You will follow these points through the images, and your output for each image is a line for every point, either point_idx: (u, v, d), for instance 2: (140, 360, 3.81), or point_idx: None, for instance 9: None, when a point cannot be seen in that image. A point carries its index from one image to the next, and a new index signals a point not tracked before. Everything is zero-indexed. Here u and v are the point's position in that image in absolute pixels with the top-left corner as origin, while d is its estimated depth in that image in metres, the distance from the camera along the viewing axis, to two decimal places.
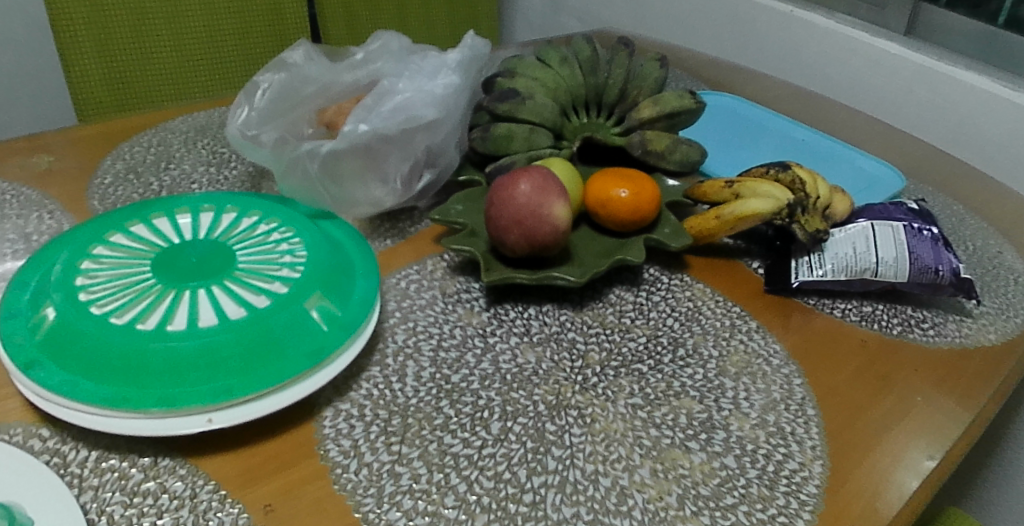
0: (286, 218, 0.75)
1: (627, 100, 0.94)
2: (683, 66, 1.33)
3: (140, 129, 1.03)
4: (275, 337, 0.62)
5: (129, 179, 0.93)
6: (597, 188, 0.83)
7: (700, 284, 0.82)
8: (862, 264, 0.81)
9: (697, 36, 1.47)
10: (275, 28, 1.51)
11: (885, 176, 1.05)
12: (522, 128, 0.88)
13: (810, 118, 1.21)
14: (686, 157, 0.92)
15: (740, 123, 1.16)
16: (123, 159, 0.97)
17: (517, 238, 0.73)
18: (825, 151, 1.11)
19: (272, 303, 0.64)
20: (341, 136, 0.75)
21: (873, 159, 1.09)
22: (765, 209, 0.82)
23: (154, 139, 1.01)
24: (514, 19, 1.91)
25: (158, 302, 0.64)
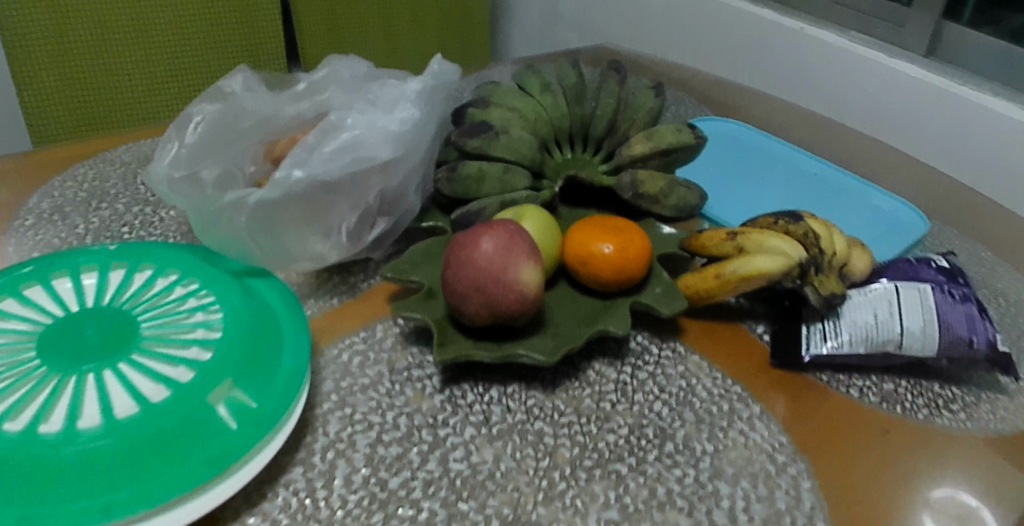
0: (207, 278, 0.65)
1: (618, 134, 0.83)
2: (684, 87, 1.21)
3: (78, 160, 0.92)
4: (169, 442, 0.52)
5: (54, 219, 0.82)
6: (578, 241, 0.71)
7: (695, 357, 0.71)
8: (885, 335, 0.69)
9: (704, 54, 1.35)
10: (250, 37, 1.39)
11: (903, 217, 0.93)
12: (494, 167, 0.77)
13: (823, 148, 1.09)
14: (683, 201, 0.81)
15: (745, 155, 1.05)
16: (52, 196, 0.86)
17: (477, 308, 0.62)
18: (836, 187, 0.99)
19: (170, 397, 0.54)
20: (273, 184, 0.64)
21: (890, 196, 0.97)
22: (774, 268, 0.70)
23: (90, 172, 0.90)
24: (507, 27, 1.80)
25: (36, 394, 0.54)
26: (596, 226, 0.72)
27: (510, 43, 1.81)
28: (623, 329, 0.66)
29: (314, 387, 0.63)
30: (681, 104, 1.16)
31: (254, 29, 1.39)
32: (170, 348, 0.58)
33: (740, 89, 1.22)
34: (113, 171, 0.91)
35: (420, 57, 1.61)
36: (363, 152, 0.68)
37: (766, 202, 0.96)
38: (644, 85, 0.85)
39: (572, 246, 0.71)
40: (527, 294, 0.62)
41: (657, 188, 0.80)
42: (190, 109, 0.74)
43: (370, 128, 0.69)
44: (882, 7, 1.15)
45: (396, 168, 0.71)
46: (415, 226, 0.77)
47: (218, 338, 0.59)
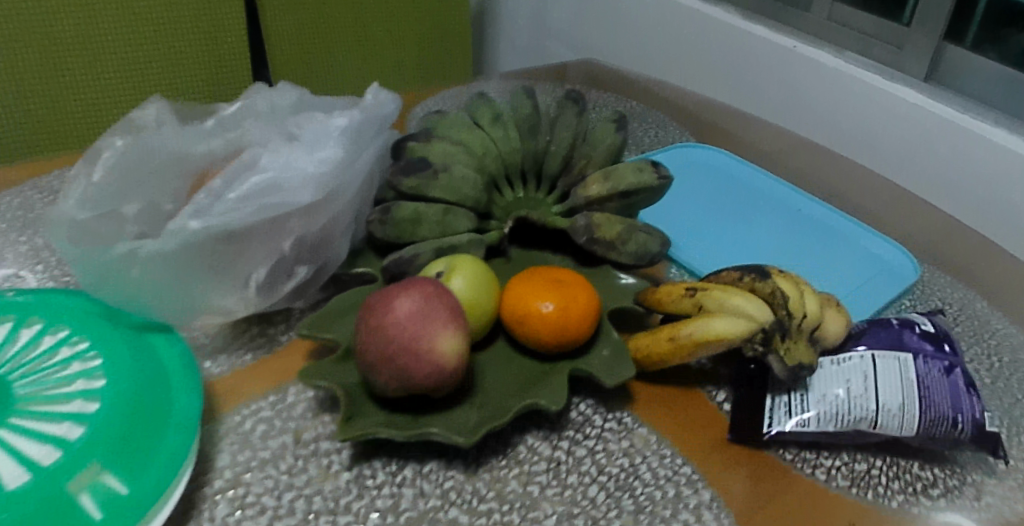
0: (99, 337, 0.59)
1: (573, 172, 0.76)
2: (667, 108, 1.14)
3: (8, 185, 0.86)
4: None
5: None
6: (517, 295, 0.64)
7: (642, 430, 0.63)
8: (858, 412, 0.61)
9: (694, 73, 1.27)
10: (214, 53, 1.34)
11: (898, 267, 0.84)
12: (432, 209, 0.70)
13: (811, 180, 1.01)
14: (644, 247, 0.74)
15: (726, 187, 0.97)
16: None
17: (388, 379, 0.55)
18: (826, 228, 0.90)
19: (29, 485, 0.49)
20: (167, 235, 0.57)
21: (886, 241, 0.88)
22: (736, 332, 0.62)
23: (14, 201, 0.84)
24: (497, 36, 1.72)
25: None
26: (540, 279, 0.65)
27: (500, 54, 1.73)
28: (559, 405, 0.58)
29: (208, 462, 0.57)
30: (663, 127, 1.08)
31: (219, 34, 1.33)
32: (43, 423, 0.52)
33: (729, 112, 1.13)
34: (38, 199, 0.84)
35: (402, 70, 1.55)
36: (275, 197, 0.61)
37: (746, 245, 0.88)
38: (606, 118, 0.78)
39: (512, 301, 0.64)
40: (445, 364, 0.55)
41: (614, 234, 0.72)
42: (102, 141, 0.67)
43: (289, 169, 0.63)
44: (882, 28, 1.07)
45: (315, 213, 0.64)
46: (345, 272, 0.70)
47: (97, 411, 0.53)
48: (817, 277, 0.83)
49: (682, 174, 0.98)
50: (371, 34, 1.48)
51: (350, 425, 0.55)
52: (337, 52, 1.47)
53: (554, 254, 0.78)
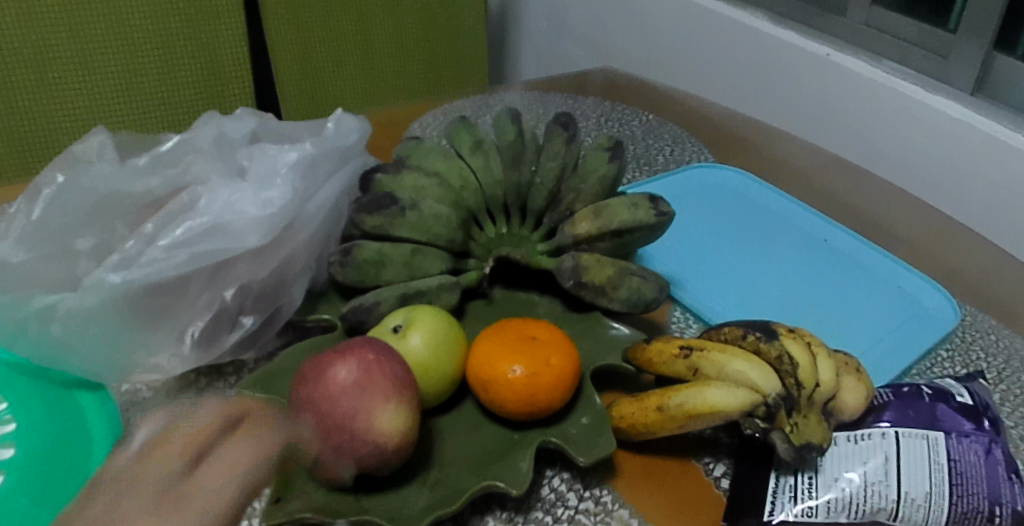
0: (19, 399, 0.53)
1: (561, 207, 0.68)
2: (686, 122, 1.04)
3: None
4: None
5: None
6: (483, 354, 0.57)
7: (623, 511, 0.55)
8: (875, 502, 0.52)
9: (721, 84, 1.16)
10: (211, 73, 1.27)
11: (933, 309, 0.74)
12: (399, 249, 0.62)
13: (843, 204, 0.90)
14: (637, 293, 0.65)
15: (744, 215, 0.86)
16: None
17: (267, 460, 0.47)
18: (852, 262, 0.80)
19: None
20: (86, 289, 0.54)
21: (920, 279, 0.77)
22: (733, 404, 0.54)
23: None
24: (516, 39, 1.64)
25: None
26: (511, 335, 0.58)
27: (522, 61, 1.65)
28: (521, 491, 0.51)
29: None
30: (680, 143, 0.99)
31: (214, 56, 1.26)
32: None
33: (757, 125, 1.03)
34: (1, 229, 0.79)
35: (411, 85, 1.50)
36: (215, 241, 0.57)
37: (759, 279, 0.78)
38: (599, 146, 0.71)
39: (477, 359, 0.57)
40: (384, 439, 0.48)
41: (604, 278, 0.64)
42: (42, 178, 0.61)
43: (231, 211, 0.57)
44: (927, 36, 0.96)
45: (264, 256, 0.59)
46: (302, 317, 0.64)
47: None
48: (848, 323, 0.73)
49: (694, 200, 0.88)
50: (379, 48, 1.44)
51: (278, 509, 0.49)
52: (343, 65, 1.42)
53: (541, 295, 0.70)
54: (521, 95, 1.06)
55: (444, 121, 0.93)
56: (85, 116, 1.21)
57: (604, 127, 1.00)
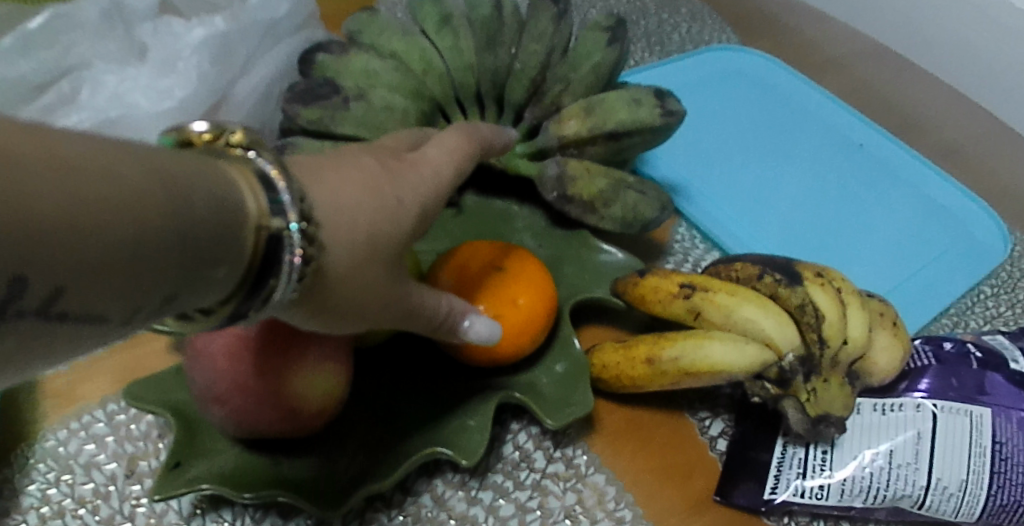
0: None
1: (544, 100, 0.55)
2: None
3: None
4: None
5: None
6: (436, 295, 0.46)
7: (598, 478, 0.47)
8: (900, 487, 0.45)
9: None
10: None
11: (977, 244, 0.62)
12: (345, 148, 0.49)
13: (883, 103, 0.76)
14: (634, 210, 0.52)
15: (766, 110, 0.71)
16: None
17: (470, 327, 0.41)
18: (887, 184, 0.66)
19: None
20: None
21: (965, 203, 0.65)
22: (736, 365, 0.44)
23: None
24: None
25: None
26: (469, 267, 0.47)
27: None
28: (473, 462, 0.42)
29: (13, 500, 0.43)
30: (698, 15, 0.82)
31: None
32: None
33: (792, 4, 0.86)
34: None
35: None
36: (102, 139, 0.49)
37: (781, 213, 0.63)
38: (595, 24, 0.56)
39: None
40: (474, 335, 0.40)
41: (594, 192, 0.52)
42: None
43: (120, 104, 0.50)
44: None
45: None
46: None
47: None
48: (882, 255, 0.61)
49: (707, 91, 0.73)
50: None
51: (175, 476, 0.40)
52: None
53: (520, 206, 0.57)
54: None
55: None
56: None
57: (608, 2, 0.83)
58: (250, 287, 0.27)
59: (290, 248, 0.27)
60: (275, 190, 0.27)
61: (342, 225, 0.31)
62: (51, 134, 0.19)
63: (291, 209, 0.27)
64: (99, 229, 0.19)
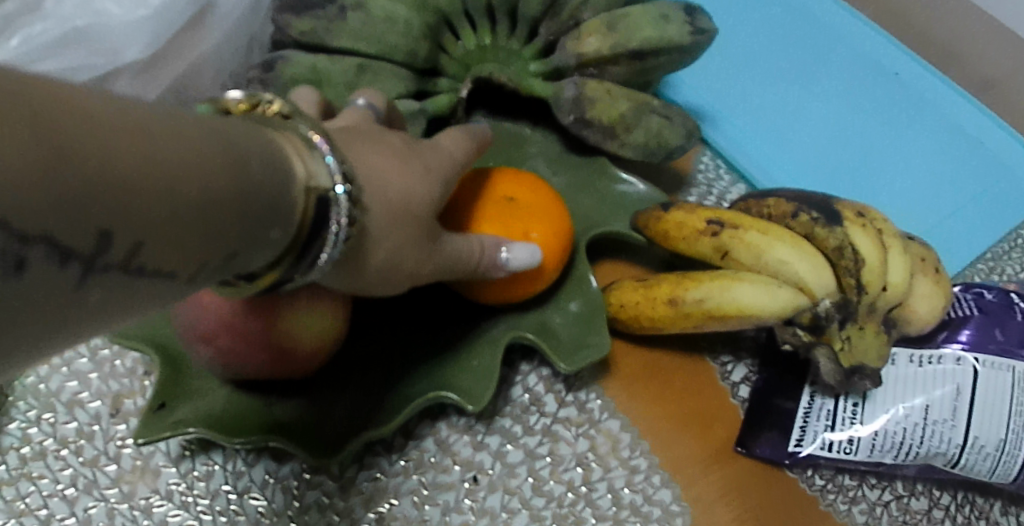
0: None
1: (561, 14, 0.47)
2: None
3: None
4: None
5: None
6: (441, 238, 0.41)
7: (612, 425, 0.44)
8: (934, 445, 0.42)
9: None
10: None
11: None
12: (341, 65, 0.45)
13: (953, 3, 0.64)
14: (658, 137, 0.46)
15: (804, 17, 0.61)
16: None
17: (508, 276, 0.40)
18: (937, 128, 0.57)
19: None
20: None
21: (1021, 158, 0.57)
22: (766, 308, 0.40)
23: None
24: None
25: None
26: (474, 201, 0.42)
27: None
28: (480, 407, 0.39)
29: None
30: None
31: None
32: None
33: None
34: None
35: None
36: (72, 54, 0.41)
37: (817, 154, 0.55)
38: None
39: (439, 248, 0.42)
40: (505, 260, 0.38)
41: (616, 115, 0.45)
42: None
43: (89, 12, 0.41)
44: None
45: (153, 73, 0.44)
46: None
47: None
48: (924, 192, 0.55)
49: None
50: None
51: (159, 420, 0.37)
52: None
53: (534, 128, 0.51)
54: None
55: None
56: None
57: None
58: (302, 253, 0.25)
59: (337, 209, 0.25)
60: (320, 153, 0.25)
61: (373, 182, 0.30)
62: (116, 97, 0.17)
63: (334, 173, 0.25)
64: (176, 186, 0.18)
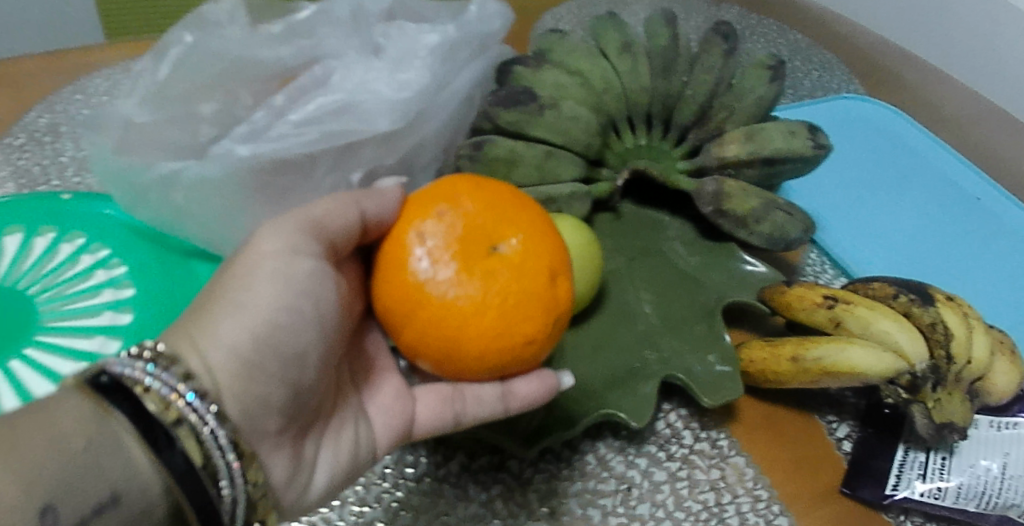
0: (121, 246, 0.55)
1: (709, 124, 0.59)
2: (843, 29, 0.88)
3: (93, 68, 0.76)
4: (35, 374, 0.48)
5: (42, 141, 0.68)
6: (452, 301, 0.38)
7: (739, 460, 0.53)
8: (1010, 497, 0.50)
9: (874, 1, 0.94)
10: None
11: None
12: (533, 151, 0.55)
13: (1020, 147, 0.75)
14: (780, 231, 0.56)
15: (895, 148, 0.72)
16: (52, 112, 0.71)
17: (407, 429, 0.47)
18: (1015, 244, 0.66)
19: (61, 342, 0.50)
20: (211, 158, 0.50)
21: None
22: (870, 367, 0.50)
23: (104, 84, 0.74)
24: None
25: None
26: (418, 257, 0.39)
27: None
28: (643, 423, 0.49)
29: None
30: (830, 66, 0.81)
31: None
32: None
33: (918, 60, 0.84)
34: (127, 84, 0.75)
35: None
36: (341, 122, 0.51)
37: (906, 254, 0.64)
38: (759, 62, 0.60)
39: (417, 327, 0.39)
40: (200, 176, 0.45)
41: (747, 208, 0.56)
42: (171, 37, 0.56)
43: (365, 90, 0.52)
44: None
45: (391, 144, 0.54)
46: None
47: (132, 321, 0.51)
48: (1008, 296, 0.62)
49: (847, 120, 0.74)
50: None
51: None
52: None
53: (672, 216, 0.62)
54: None
55: (580, 13, 0.80)
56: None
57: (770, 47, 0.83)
58: (203, 466, 0.34)
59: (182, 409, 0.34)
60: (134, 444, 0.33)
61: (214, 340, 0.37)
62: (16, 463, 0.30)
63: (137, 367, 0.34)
64: (46, 483, 0.30)
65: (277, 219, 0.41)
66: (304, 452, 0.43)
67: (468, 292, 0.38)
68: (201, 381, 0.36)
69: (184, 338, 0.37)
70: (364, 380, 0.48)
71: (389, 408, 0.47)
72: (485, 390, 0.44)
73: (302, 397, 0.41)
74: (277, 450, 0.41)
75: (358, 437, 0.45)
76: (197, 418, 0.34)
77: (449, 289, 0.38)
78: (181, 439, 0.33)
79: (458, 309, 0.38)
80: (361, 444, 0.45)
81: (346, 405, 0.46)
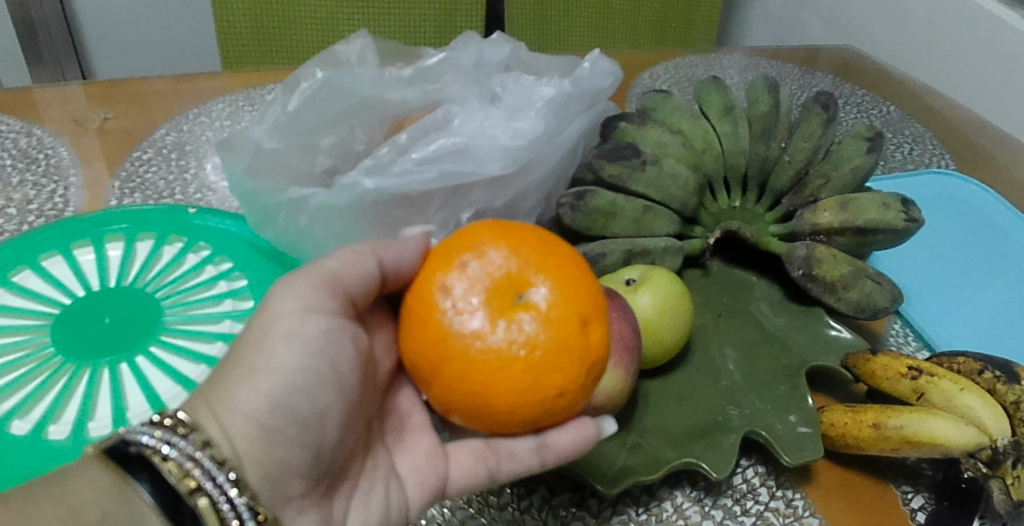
0: (240, 262, 0.61)
1: (804, 190, 0.61)
2: (931, 107, 0.90)
3: (219, 95, 0.82)
4: (153, 372, 0.52)
5: (169, 157, 0.74)
6: (475, 356, 0.38)
7: (812, 521, 0.53)
8: None
9: (970, 80, 0.95)
10: (443, 10, 1.12)
11: None
12: (632, 204, 0.58)
13: None
14: (867, 298, 0.57)
15: (984, 226, 0.73)
16: (179, 130, 0.77)
17: (440, 489, 0.47)
18: None
19: (183, 343, 0.54)
20: (337, 187, 0.54)
21: None
22: (951, 440, 0.50)
23: (227, 109, 0.80)
24: (749, 14, 1.41)
25: (57, 382, 0.52)
26: (444, 308, 0.39)
27: (750, 21, 1.41)
28: (722, 475, 0.49)
29: None
30: (921, 143, 0.84)
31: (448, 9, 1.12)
32: (70, 429, 0.49)
33: (1014, 141, 0.84)
34: (246, 110, 0.80)
35: (657, 29, 1.26)
36: (456, 161, 0.55)
37: (992, 332, 0.63)
38: (856, 133, 0.63)
39: (444, 382, 0.39)
40: None
41: (837, 275, 0.57)
42: (302, 72, 0.61)
43: (483, 134, 0.55)
44: None
45: (500, 185, 0.57)
46: None
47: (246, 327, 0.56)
48: None
49: (939, 197, 0.76)
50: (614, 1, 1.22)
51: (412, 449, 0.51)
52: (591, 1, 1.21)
53: (760, 277, 0.65)
54: (735, 58, 0.94)
55: (677, 74, 0.87)
56: (320, 35, 1.10)
57: (862, 117, 0.87)
58: None
59: (206, 480, 0.37)
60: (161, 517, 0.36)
61: (222, 398, 0.39)
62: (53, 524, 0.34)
63: (159, 440, 0.37)
64: None
65: (289, 282, 0.43)
66: (333, 512, 0.43)
67: (492, 344, 0.38)
68: (219, 449, 0.38)
69: (202, 404, 0.39)
70: (391, 438, 0.49)
71: (421, 468, 0.47)
72: (521, 446, 0.44)
73: (326, 459, 0.42)
74: (302, 514, 0.41)
75: (389, 496, 0.46)
76: (215, 487, 0.37)
77: (474, 341, 0.38)
78: (200, 510, 0.36)
79: (484, 362, 0.38)
80: (393, 503, 0.46)
81: (376, 464, 0.47)
